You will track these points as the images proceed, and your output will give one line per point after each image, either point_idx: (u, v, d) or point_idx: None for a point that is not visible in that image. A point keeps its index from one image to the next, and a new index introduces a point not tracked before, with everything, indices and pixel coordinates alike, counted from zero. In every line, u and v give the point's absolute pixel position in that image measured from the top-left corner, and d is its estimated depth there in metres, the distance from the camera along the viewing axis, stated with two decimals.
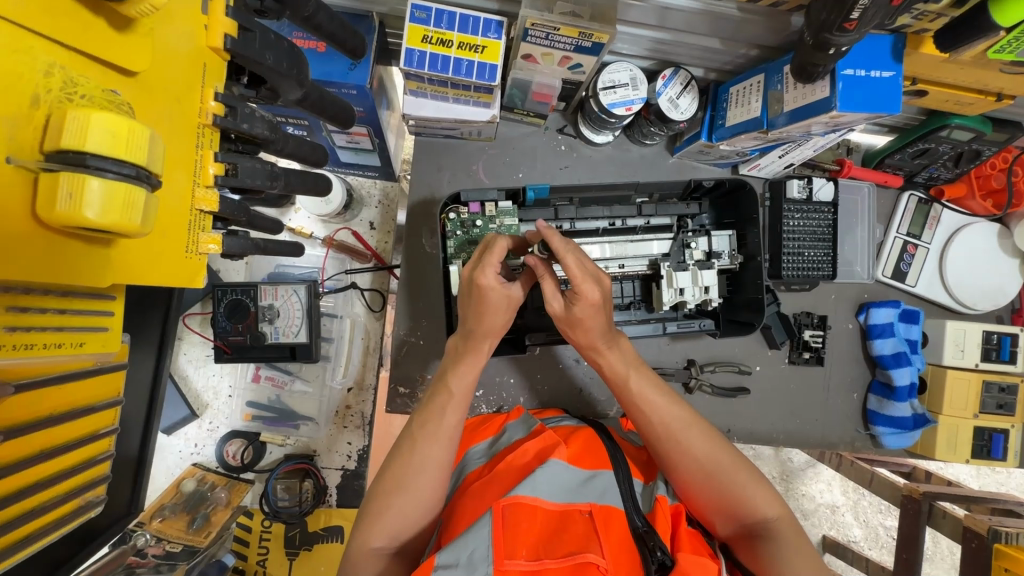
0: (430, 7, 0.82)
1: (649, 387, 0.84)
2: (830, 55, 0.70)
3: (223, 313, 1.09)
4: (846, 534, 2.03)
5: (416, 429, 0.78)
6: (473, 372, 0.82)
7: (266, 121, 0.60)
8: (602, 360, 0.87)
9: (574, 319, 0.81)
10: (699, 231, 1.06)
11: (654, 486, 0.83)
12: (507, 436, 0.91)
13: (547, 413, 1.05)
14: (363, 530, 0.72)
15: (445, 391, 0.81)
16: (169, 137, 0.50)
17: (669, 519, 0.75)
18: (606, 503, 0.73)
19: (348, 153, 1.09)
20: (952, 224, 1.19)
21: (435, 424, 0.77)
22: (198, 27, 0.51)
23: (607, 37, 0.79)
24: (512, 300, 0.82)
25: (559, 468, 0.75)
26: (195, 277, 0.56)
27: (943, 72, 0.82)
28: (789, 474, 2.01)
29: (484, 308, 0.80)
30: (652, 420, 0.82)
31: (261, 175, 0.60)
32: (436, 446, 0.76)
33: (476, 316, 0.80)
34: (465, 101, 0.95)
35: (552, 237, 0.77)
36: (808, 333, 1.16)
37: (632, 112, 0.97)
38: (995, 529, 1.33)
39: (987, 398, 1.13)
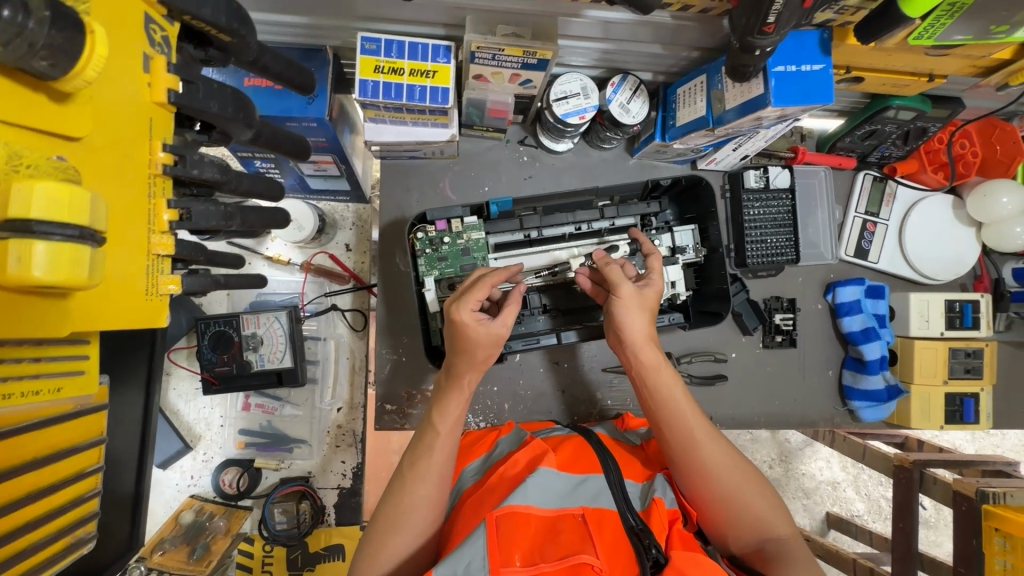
0: (379, 37, 0.86)
1: (685, 393, 0.86)
2: (757, 55, 0.72)
3: (208, 345, 1.14)
4: (849, 509, 2.07)
5: (407, 468, 0.80)
6: (458, 413, 0.83)
7: (217, 163, 0.62)
8: (649, 361, 0.87)
9: (643, 301, 0.88)
10: (662, 228, 1.11)
11: (649, 486, 0.85)
12: (500, 450, 0.95)
13: (538, 425, 1.08)
14: (360, 567, 0.76)
15: (432, 430, 0.82)
16: (119, 191, 0.52)
17: (665, 519, 0.77)
18: (598, 505, 0.76)
19: (318, 180, 1.15)
20: (907, 200, 1.23)
21: (426, 462, 0.80)
22: (141, 85, 0.53)
23: (550, 53, 0.83)
24: (495, 334, 0.83)
25: (550, 476, 0.78)
26: (159, 317, 0.59)
27: (872, 59, 0.86)
28: (787, 454, 2.06)
29: (464, 343, 0.83)
30: (691, 427, 0.83)
31: (215, 216, 0.62)
32: (428, 485, 0.79)
33: (458, 349, 0.83)
34: (423, 123, 0.98)
35: (643, 237, 1.01)
36: (779, 316, 1.20)
37: (586, 120, 1.02)
38: (983, 491, 1.39)
39: (955, 364, 1.15)
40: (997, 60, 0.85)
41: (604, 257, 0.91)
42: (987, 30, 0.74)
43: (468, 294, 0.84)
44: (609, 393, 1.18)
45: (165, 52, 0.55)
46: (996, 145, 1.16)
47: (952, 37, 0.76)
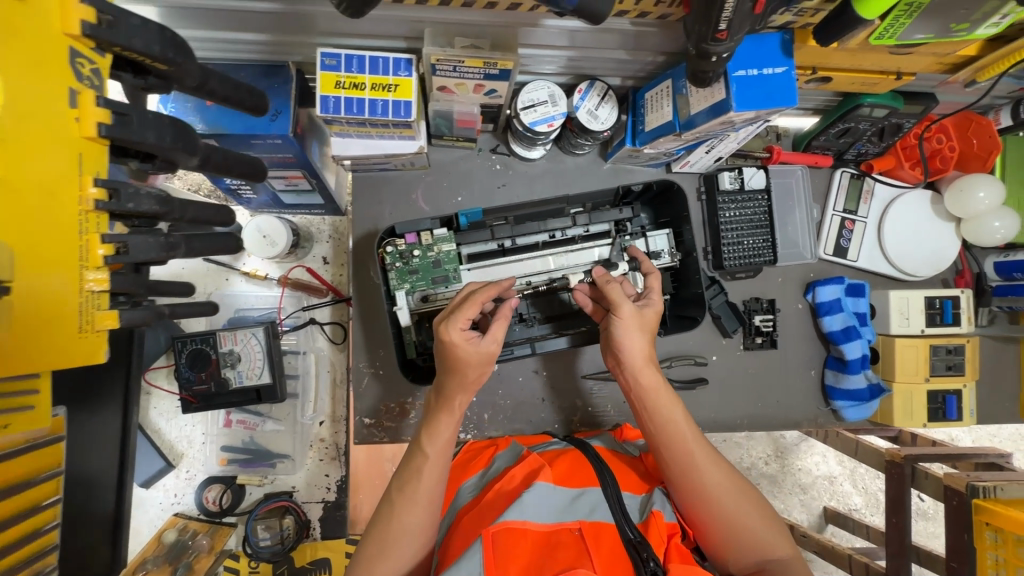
0: (339, 53, 0.85)
1: (684, 414, 0.86)
2: (715, 61, 0.72)
3: (185, 364, 1.14)
4: (847, 503, 2.06)
5: (396, 493, 0.80)
6: (449, 435, 0.84)
7: (156, 196, 0.59)
8: (649, 381, 0.87)
9: (644, 320, 0.89)
10: (637, 233, 1.10)
11: (648, 498, 0.88)
12: (496, 466, 0.96)
13: (535, 439, 1.09)
14: None
15: (421, 452, 0.82)
16: (40, 230, 0.51)
17: (663, 532, 0.79)
18: (595, 518, 0.78)
19: (291, 195, 1.15)
20: (885, 196, 1.22)
21: (414, 487, 0.80)
22: (67, 119, 0.52)
23: (511, 63, 0.82)
24: (487, 352, 0.84)
25: (548, 491, 0.81)
26: (95, 353, 0.58)
27: (837, 59, 0.85)
28: (783, 450, 2.06)
29: (454, 363, 0.83)
30: (692, 449, 0.83)
31: (155, 248, 0.60)
32: (421, 509, 0.79)
33: (450, 370, 0.83)
34: (390, 136, 0.97)
35: (641, 253, 1.01)
36: (758, 318, 1.19)
37: (555, 127, 1.01)
38: (973, 485, 1.38)
39: (936, 361, 1.14)
40: (963, 56, 0.84)
41: (604, 275, 0.92)
42: (948, 28, 0.73)
43: (457, 312, 0.84)
44: (589, 400, 1.18)
45: (98, 85, 0.55)
46: (972, 138, 1.15)
47: (914, 36, 0.75)
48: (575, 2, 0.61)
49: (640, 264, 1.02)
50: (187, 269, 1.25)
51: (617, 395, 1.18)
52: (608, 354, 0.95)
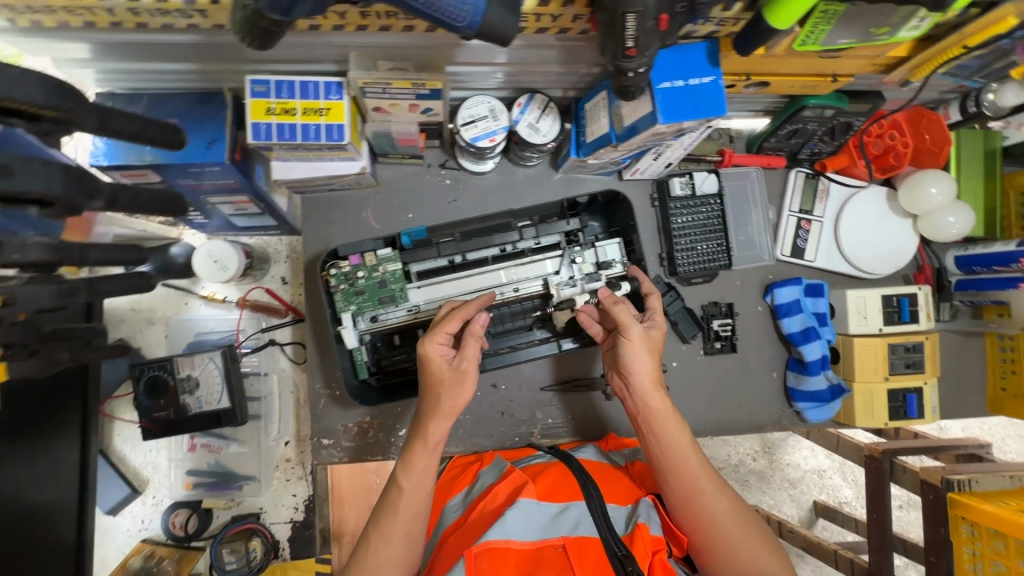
0: (268, 79, 0.85)
1: (691, 440, 0.88)
2: (633, 76, 0.71)
3: (143, 392, 1.13)
4: (837, 496, 2.05)
5: (379, 526, 0.83)
6: (423, 477, 0.85)
7: (45, 246, 0.59)
8: (656, 403, 0.90)
9: (649, 343, 0.93)
10: (587, 244, 1.10)
11: (633, 508, 0.89)
12: (480, 483, 0.98)
13: (520, 452, 1.10)
14: None
15: (397, 487, 0.85)
16: None
17: (649, 546, 0.81)
18: (579, 533, 0.82)
19: (242, 218, 1.15)
20: (841, 195, 1.21)
21: (388, 522, 0.83)
22: None
23: (439, 83, 0.82)
24: (462, 372, 0.89)
25: (530, 511, 0.84)
26: None
27: (769, 65, 0.84)
28: (769, 445, 2.05)
29: (431, 379, 0.88)
30: (694, 473, 0.85)
31: (50, 298, 0.65)
32: (395, 548, 0.81)
33: (430, 391, 0.88)
34: (331, 158, 0.97)
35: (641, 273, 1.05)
36: (717, 323, 1.19)
37: (498, 142, 1.01)
38: (948, 479, 1.38)
39: (895, 359, 1.13)
40: (894, 57, 0.83)
41: (610, 296, 0.94)
42: (869, 32, 0.73)
43: (444, 324, 0.91)
44: (550, 412, 1.17)
45: None
46: (925, 134, 1.14)
47: (837, 41, 0.74)
48: (476, 28, 0.60)
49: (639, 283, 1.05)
50: (144, 295, 1.25)
51: (578, 405, 1.18)
52: (615, 376, 0.99)
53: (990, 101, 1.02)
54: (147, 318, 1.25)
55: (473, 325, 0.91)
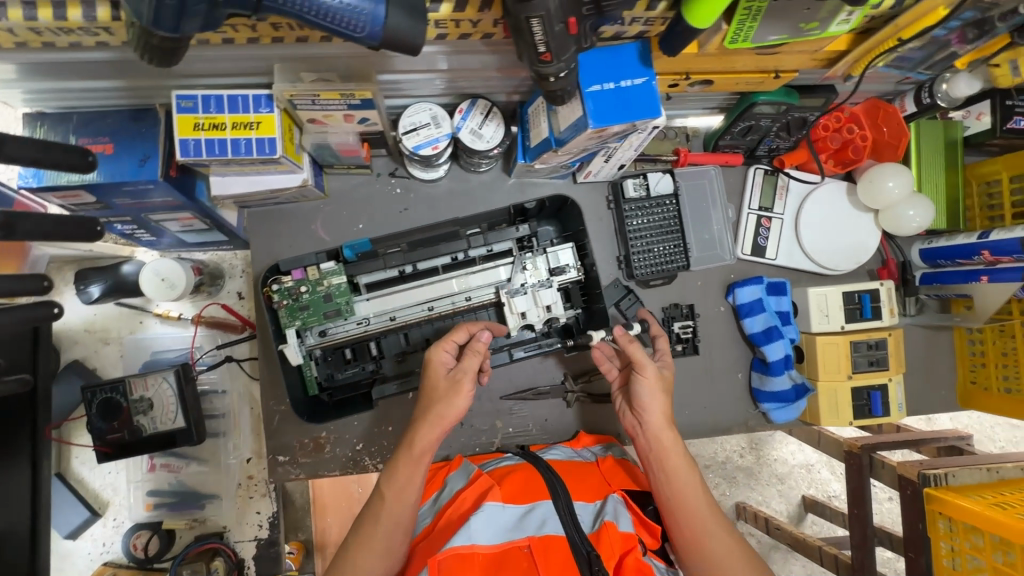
0: (194, 94, 0.82)
1: (700, 482, 0.87)
2: (556, 81, 0.69)
3: (96, 414, 1.12)
4: (825, 490, 2.03)
5: (361, 541, 0.82)
6: (408, 488, 0.83)
7: None
8: (666, 442, 0.89)
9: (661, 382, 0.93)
10: (539, 250, 1.08)
11: (600, 506, 0.89)
12: (449, 488, 0.97)
13: (488, 456, 1.10)
14: None
15: (379, 496, 0.84)
16: None
17: (618, 545, 0.80)
18: (544, 532, 0.81)
19: (191, 234, 1.13)
20: (801, 191, 1.19)
21: (370, 534, 0.82)
22: None
23: (368, 93, 0.80)
24: (457, 378, 0.87)
25: (494, 514, 0.83)
26: None
27: (706, 63, 0.82)
28: (757, 441, 2.03)
29: (431, 384, 0.88)
30: (698, 515, 0.84)
31: None
32: (375, 560, 0.81)
33: (427, 400, 0.87)
34: (271, 171, 0.95)
35: (651, 318, 1.08)
36: (677, 325, 1.17)
37: (441, 149, 0.98)
38: (925, 474, 1.33)
39: (858, 358, 1.11)
40: (834, 51, 0.81)
41: (625, 334, 0.94)
42: (799, 28, 0.70)
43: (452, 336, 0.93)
44: (510, 421, 1.15)
45: None
46: (883, 127, 1.11)
47: (767, 38, 0.72)
48: (377, 39, 0.58)
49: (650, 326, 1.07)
50: (97, 315, 1.24)
51: (539, 413, 1.16)
52: (625, 411, 0.97)
53: (944, 91, 0.99)
54: (101, 337, 1.24)
55: (478, 339, 0.91)
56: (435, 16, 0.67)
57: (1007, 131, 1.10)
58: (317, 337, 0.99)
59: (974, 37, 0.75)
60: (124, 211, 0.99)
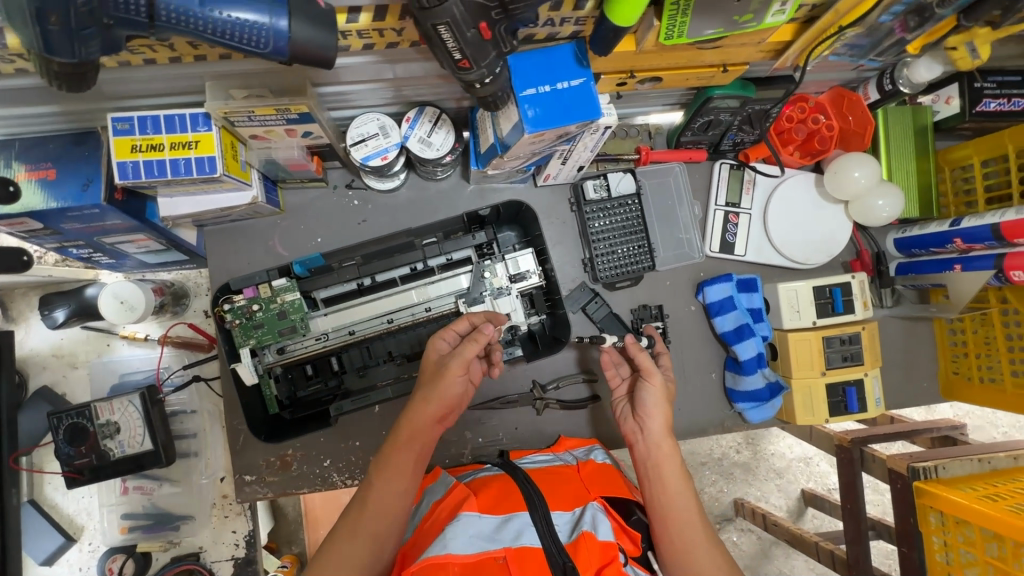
0: (130, 115, 0.81)
1: (695, 497, 0.84)
2: (484, 87, 0.67)
3: (62, 440, 1.10)
4: (825, 484, 1.90)
5: (345, 530, 0.75)
6: (404, 470, 0.79)
7: None
8: (666, 450, 0.87)
9: (664, 389, 0.93)
10: (498, 257, 1.07)
11: (579, 514, 0.83)
12: (428, 500, 0.92)
13: (466, 467, 1.06)
14: None
15: (373, 481, 0.79)
16: None
17: (596, 557, 0.75)
18: (521, 543, 0.76)
19: (149, 256, 1.13)
20: (768, 185, 1.17)
21: (358, 520, 0.76)
22: None
23: (303, 107, 0.78)
24: (444, 363, 0.86)
25: (469, 524, 0.78)
26: None
27: (649, 61, 0.80)
28: (753, 437, 1.91)
29: (427, 372, 0.88)
30: (687, 531, 0.80)
31: None
32: (362, 549, 0.74)
33: (426, 381, 0.86)
34: (217, 190, 0.94)
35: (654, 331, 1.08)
36: (647, 326, 1.14)
37: (392, 159, 0.96)
38: (914, 467, 1.23)
39: (831, 353, 1.09)
40: (778, 41, 0.78)
41: (634, 343, 0.97)
42: (734, 21, 0.68)
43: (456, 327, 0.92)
44: (480, 431, 1.13)
45: None
46: (848, 115, 1.08)
47: (703, 32, 0.69)
48: (285, 54, 0.57)
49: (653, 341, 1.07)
50: (65, 339, 1.25)
51: (509, 422, 1.14)
52: (626, 418, 0.96)
53: (905, 77, 0.96)
54: (69, 362, 1.24)
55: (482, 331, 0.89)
56: (355, 27, 0.65)
57: (977, 115, 1.07)
58: (273, 357, 0.97)
59: (916, 24, 0.72)
60: (76, 236, 0.98)
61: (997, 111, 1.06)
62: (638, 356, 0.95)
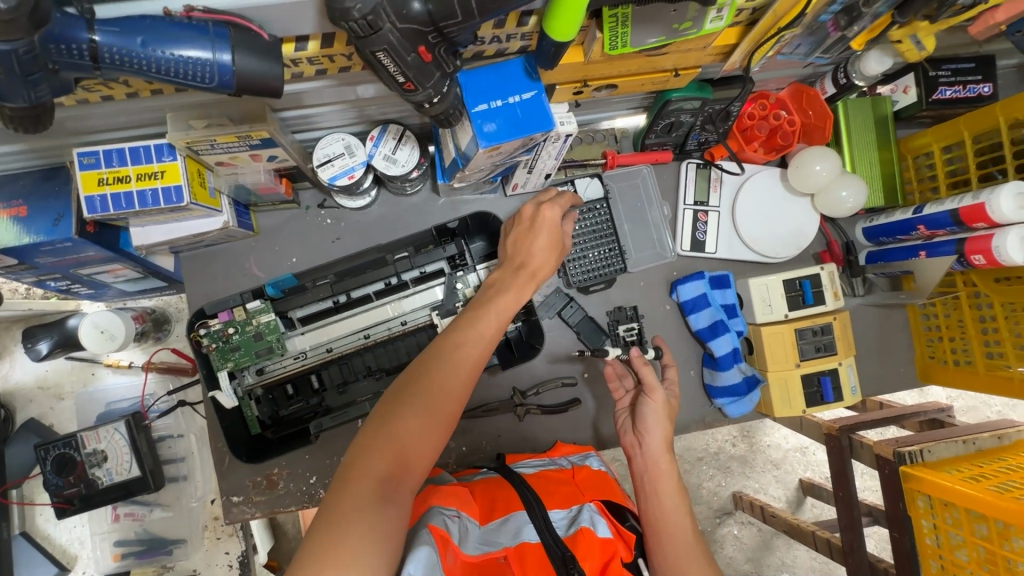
0: (96, 149, 0.82)
1: (687, 509, 0.86)
2: (434, 105, 0.68)
3: (50, 471, 1.10)
4: (823, 472, 1.91)
5: (442, 352, 0.71)
6: (510, 307, 0.82)
7: None
8: (665, 465, 0.88)
9: (666, 404, 0.96)
10: (470, 267, 1.08)
11: (575, 512, 0.84)
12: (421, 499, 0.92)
13: (465, 471, 1.07)
14: (368, 446, 0.62)
15: (478, 323, 0.76)
16: None
17: (597, 553, 0.76)
18: (520, 541, 0.78)
19: (127, 284, 1.14)
20: (734, 183, 1.18)
21: (462, 347, 0.72)
22: None
23: (264, 133, 0.80)
24: (562, 241, 0.98)
25: (467, 527, 0.79)
26: None
27: (601, 69, 0.82)
28: (748, 429, 1.90)
29: (541, 235, 0.95)
30: (677, 542, 0.82)
31: None
32: (465, 372, 0.70)
33: (528, 235, 0.95)
34: (189, 217, 0.95)
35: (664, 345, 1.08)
36: (623, 328, 1.15)
37: (359, 178, 0.97)
38: (901, 452, 1.20)
39: (804, 345, 1.10)
40: (724, 45, 0.80)
41: (638, 357, 0.99)
42: (674, 29, 0.70)
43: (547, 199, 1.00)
44: (463, 440, 1.14)
45: None
46: (808, 110, 1.09)
47: (646, 41, 0.71)
48: (231, 86, 0.59)
49: (661, 351, 1.09)
50: (50, 371, 1.26)
51: (492, 430, 1.15)
52: (626, 431, 0.98)
53: (858, 70, 0.98)
54: (55, 393, 1.26)
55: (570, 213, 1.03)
56: (304, 54, 0.66)
57: (933, 103, 1.09)
58: (254, 378, 1.00)
59: (846, 24, 0.77)
60: (51, 269, 0.99)
61: (953, 98, 1.09)
62: (643, 370, 0.97)
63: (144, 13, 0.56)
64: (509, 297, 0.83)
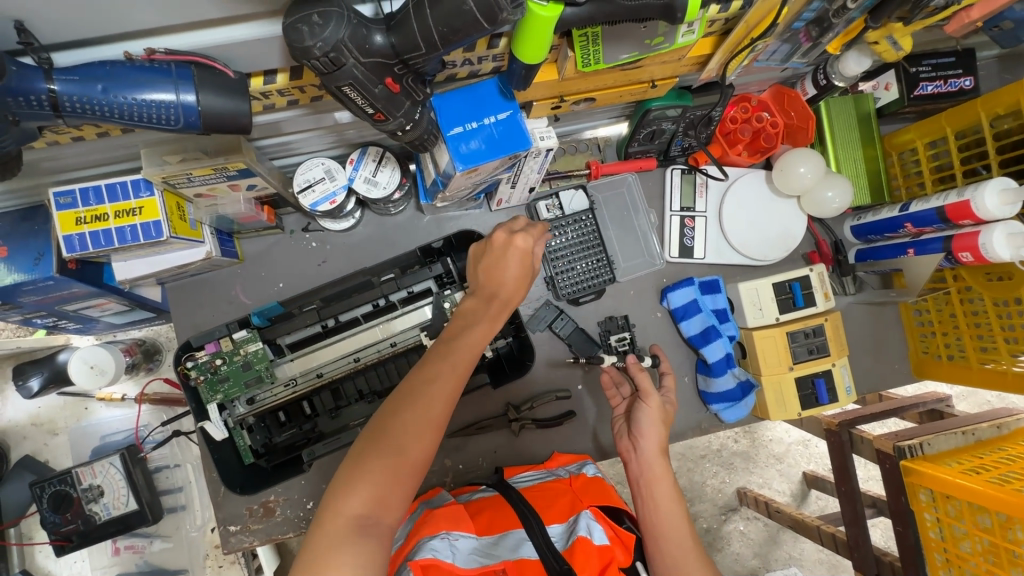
0: (72, 189, 0.81)
1: (684, 511, 0.84)
2: (408, 132, 0.68)
3: (47, 508, 1.09)
4: (826, 464, 1.90)
5: (416, 386, 0.67)
6: (488, 335, 0.75)
7: None
8: (659, 470, 0.86)
9: (662, 411, 0.93)
10: (456, 284, 1.08)
11: (572, 523, 0.82)
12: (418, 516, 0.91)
13: (464, 489, 1.06)
14: (339, 493, 0.60)
15: (449, 355, 0.71)
16: None
17: (595, 562, 0.74)
18: (519, 556, 0.77)
19: (115, 317, 1.13)
20: (719, 187, 1.18)
21: (436, 381, 0.67)
22: None
23: (239, 165, 0.79)
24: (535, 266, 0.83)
25: (466, 543, 0.79)
26: None
27: (577, 85, 0.81)
28: (750, 425, 1.89)
29: (510, 269, 0.79)
30: (673, 545, 0.81)
31: None
32: (439, 407, 0.66)
33: (494, 264, 0.80)
34: (171, 250, 0.94)
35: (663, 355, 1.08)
36: (614, 338, 1.15)
37: (341, 202, 0.95)
38: (900, 446, 1.17)
39: (797, 348, 1.10)
40: (699, 55, 0.79)
41: (634, 364, 0.98)
42: (647, 44, 0.69)
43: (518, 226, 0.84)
44: (460, 458, 1.13)
45: None
46: (790, 111, 1.08)
47: (619, 57, 0.70)
48: (198, 126, 0.58)
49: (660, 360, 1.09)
50: (42, 408, 1.25)
51: (488, 446, 1.14)
52: (621, 436, 0.96)
53: (837, 70, 0.98)
54: (48, 428, 1.25)
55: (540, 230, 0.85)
56: (274, 87, 0.65)
57: (916, 98, 1.08)
58: (244, 409, 0.99)
59: (818, 32, 0.78)
60: (35, 307, 0.97)
61: (934, 93, 1.08)
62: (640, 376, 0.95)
63: (105, 59, 0.55)
64: (476, 337, 0.73)
